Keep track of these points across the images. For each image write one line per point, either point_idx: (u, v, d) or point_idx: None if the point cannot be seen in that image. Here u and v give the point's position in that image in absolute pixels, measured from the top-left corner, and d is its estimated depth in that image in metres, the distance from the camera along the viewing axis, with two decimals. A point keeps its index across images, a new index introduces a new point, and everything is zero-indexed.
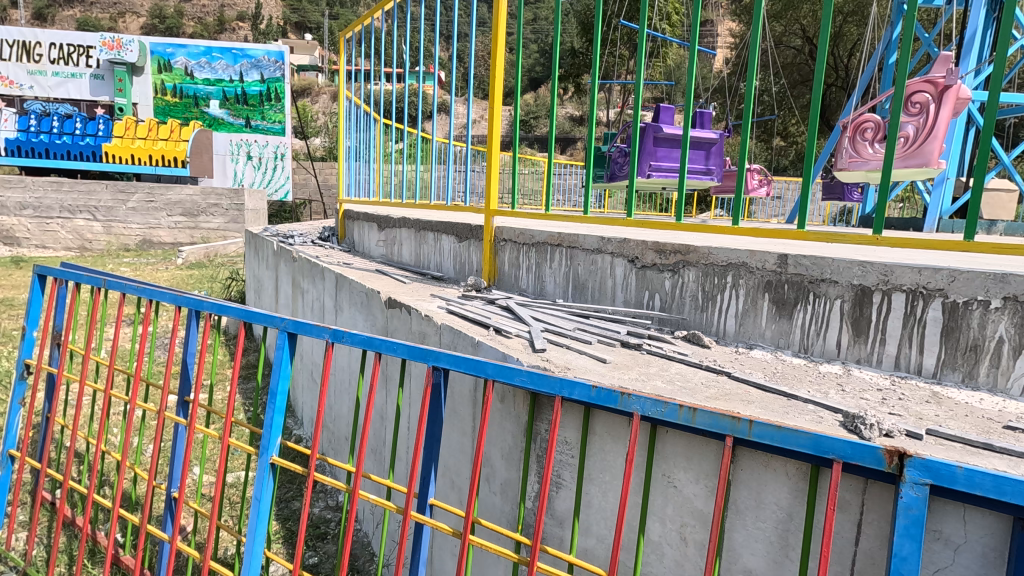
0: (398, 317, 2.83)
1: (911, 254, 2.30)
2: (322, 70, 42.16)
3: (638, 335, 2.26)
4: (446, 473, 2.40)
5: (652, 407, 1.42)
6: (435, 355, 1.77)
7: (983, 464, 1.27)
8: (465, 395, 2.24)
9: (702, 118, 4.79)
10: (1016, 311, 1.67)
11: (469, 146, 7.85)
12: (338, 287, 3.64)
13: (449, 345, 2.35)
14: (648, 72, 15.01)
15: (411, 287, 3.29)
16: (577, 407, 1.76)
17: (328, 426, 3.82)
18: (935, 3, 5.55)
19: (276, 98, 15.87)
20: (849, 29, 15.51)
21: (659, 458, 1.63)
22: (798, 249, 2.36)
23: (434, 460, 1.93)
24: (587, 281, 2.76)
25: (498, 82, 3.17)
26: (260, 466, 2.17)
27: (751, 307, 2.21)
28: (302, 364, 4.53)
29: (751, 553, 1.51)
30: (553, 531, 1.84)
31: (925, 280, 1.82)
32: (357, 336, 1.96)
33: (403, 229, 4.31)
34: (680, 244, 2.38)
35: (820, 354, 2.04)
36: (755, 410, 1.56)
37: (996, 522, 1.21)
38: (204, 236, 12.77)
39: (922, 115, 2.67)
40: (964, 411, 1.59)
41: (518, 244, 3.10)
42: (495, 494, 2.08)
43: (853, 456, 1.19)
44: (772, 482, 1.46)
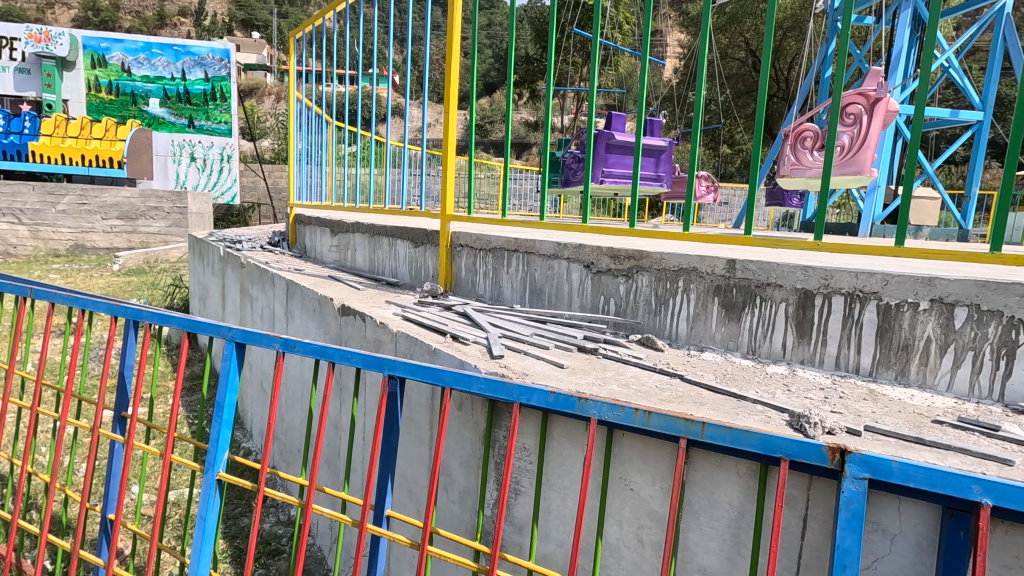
0: (352, 325, 2.77)
1: (849, 260, 2.41)
2: (271, 70, 41.17)
3: (594, 339, 2.29)
4: (402, 482, 2.36)
5: (608, 411, 1.45)
6: (391, 363, 1.74)
7: (915, 457, 1.34)
8: (422, 403, 2.21)
9: (652, 125, 4.88)
10: (942, 313, 1.79)
11: (424, 150, 7.59)
12: (289, 294, 3.52)
13: (406, 353, 2.32)
14: (600, 80, 15.31)
15: (365, 293, 3.21)
16: (535, 414, 1.76)
17: (279, 438, 3.70)
18: (865, 22, 5.85)
19: (221, 97, 15.24)
20: (789, 43, 16.32)
21: (616, 461, 1.66)
22: (747, 254, 2.44)
23: (390, 471, 1.90)
24: (544, 286, 2.78)
25: (453, 88, 3.15)
26: (205, 483, 2.07)
27: (702, 310, 2.27)
28: (251, 375, 4.37)
29: (706, 552, 1.55)
30: (512, 538, 1.83)
31: (861, 283, 1.92)
32: (310, 345, 1.90)
33: (356, 233, 4.21)
34: (634, 250, 2.43)
35: (767, 355, 2.12)
36: (707, 411, 1.60)
37: (928, 512, 1.28)
38: (143, 241, 12.10)
39: (856, 125, 2.84)
40: (898, 407, 1.68)
41: (475, 249, 3.08)
42: (455, 502, 2.05)
43: (798, 454, 1.25)
44: (724, 482, 1.51)
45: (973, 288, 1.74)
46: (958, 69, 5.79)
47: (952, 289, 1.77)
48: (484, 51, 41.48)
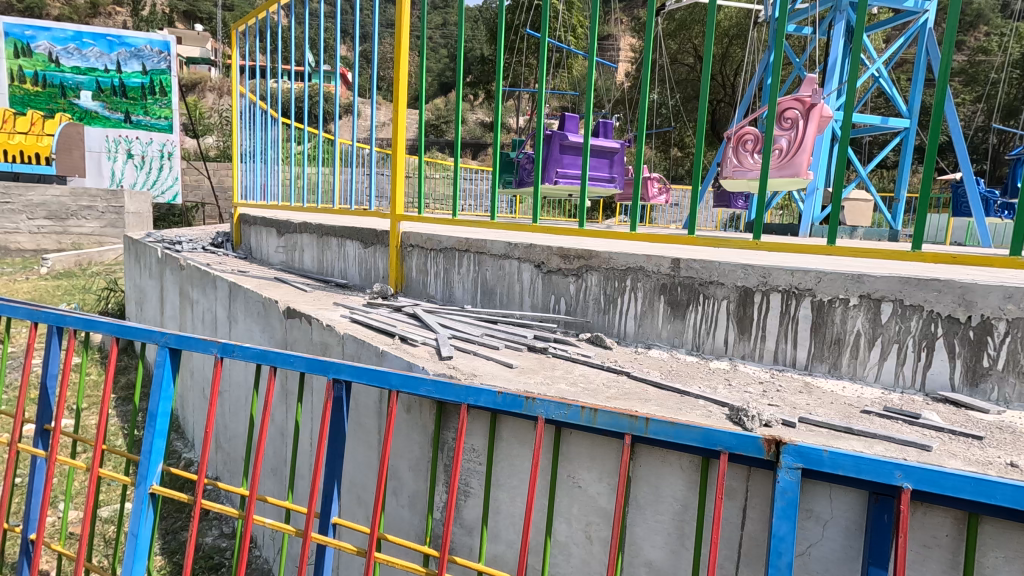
0: (297, 328, 2.68)
1: (786, 258, 2.50)
2: (216, 64, 39.50)
3: (544, 338, 2.30)
4: (349, 488, 2.30)
5: (556, 409, 1.46)
6: (336, 367, 1.70)
7: (845, 446, 1.41)
8: (370, 407, 2.16)
9: (604, 128, 4.96)
10: (870, 308, 1.89)
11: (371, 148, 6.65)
12: (231, 297, 3.38)
13: (353, 356, 2.27)
14: (554, 82, 15.48)
15: (313, 295, 3.13)
16: (484, 415, 1.75)
17: (222, 447, 3.55)
18: (803, 32, 6.13)
19: (161, 91, 14.34)
20: (734, 51, 16.91)
21: (564, 460, 1.67)
22: (692, 253, 2.51)
23: (337, 477, 1.85)
24: (495, 286, 2.77)
25: (403, 87, 3.10)
26: (138, 497, 1.96)
27: (649, 309, 2.31)
28: (191, 381, 4.17)
29: (652, 546, 1.58)
30: (462, 541, 1.81)
31: (797, 281, 2.00)
32: (250, 349, 1.83)
33: (304, 234, 4.09)
34: (583, 250, 2.46)
35: (710, 351, 2.18)
36: (652, 407, 1.63)
37: (857, 498, 1.35)
38: (74, 242, 11.37)
39: (793, 129, 2.97)
40: (831, 398, 1.76)
41: (425, 249, 3.05)
42: (404, 507, 2.01)
43: (737, 446, 1.29)
44: (668, 476, 1.54)
45: (896, 284, 1.84)
46: (887, 79, 6.13)
47: (879, 285, 1.87)
48: (439, 51, 41.18)
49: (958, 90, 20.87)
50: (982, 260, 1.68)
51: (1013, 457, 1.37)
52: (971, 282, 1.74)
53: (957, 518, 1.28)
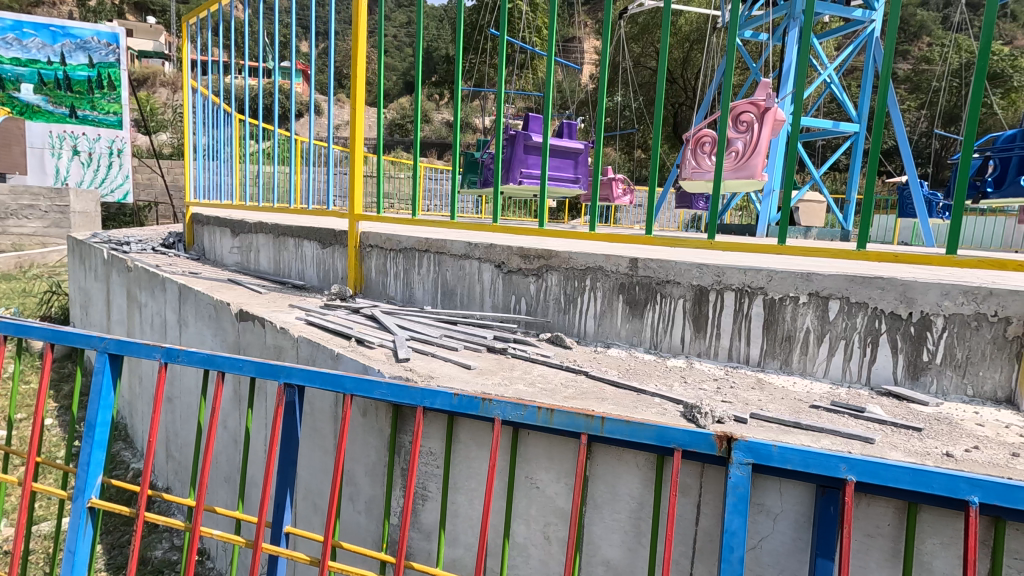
0: (250, 332, 2.59)
1: (741, 258, 2.55)
2: (170, 58, 38.13)
3: (504, 339, 2.29)
4: (303, 495, 2.23)
5: (512, 410, 1.46)
6: (287, 370, 1.65)
7: (793, 440, 1.44)
8: (325, 412, 2.11)
9: (569, 129, 4.99)
10: (818, 306, 1.94)
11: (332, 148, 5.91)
12: (181, 299, 3.26)
13: (307, 359, 2.21)
14: (519, 83, 15.52)
15: (268, 297, 3.04)
16: (441, 417, 1.73)
17: (173, 456, 3.41)
18: (760, 37, 6.27)
19: (110, 86, 13.24)
20: (694, 55, 17.37)
21: (522, 461, 1.66)
22: (650, 253, 2.54)
23: (289, 484, 1.79)
24: (456, 287, 2.74)
25: (360, 83, 3.03)
26: (75, 512, 1.86)
27: (608, 308, 2.33)
28: (140, 388, 4.00)
29: (609, 545, 1.58)
30: (420, 545, 1.78)
31: (749, 280, 2.04)
32: (196, 354, 1.76)
33: (259, 234, 3.97)
34: (543, 250, 2.45)
35: (668, 349, 2.21)
36: (609, 406, 1.63)
37: (805, 491, 1.38)
38: (15, 243, 10.78)
39: (749, 132, 3.05)
40: (781, 394, 1.80)
41: (385, 250, 2.99)
42: (360, 512, 1.96)
43: (690, 443, 1.31)
44: (625, 474, 1.55)
45: (843, 282, 1.90)
46: (839, 85, 6.31)
47: (826, 284, 1.92)
48: (404, 49, 40.77)
49: (903, 97, 21.95)
50: (921, 259, 1.75)
51: (949, 447, 1.43)
52: (911, 280, 1.82)
53: (898, 508, 1.32)
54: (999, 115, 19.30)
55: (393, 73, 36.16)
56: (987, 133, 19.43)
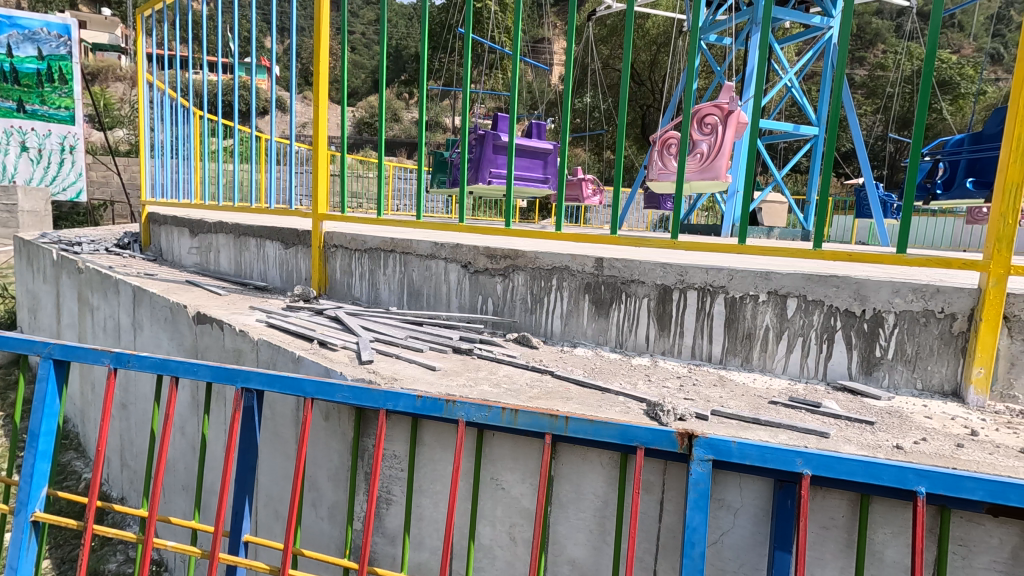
0: (208, 335, 2.51)
1: (703, 257, 2.59)
2: (127, 51, 36.79)
3: (470, 339, 2.27)
4: (265, 503, 2.17)
5: (476, 412, 1.45)
6: (244, 375, 1.61)
7: (752, 436, 1.47)
8: (287, 416, 2.05)
9: (539, 130, 5.00)
10: (777, 304, 1.99)
11: (295, 144, 5.46)
12: (135, 302, 3.13)
13: (267, 363, 2.15)
14: (489, 83, 15.53)
15: (227, 299, 2.95)
16: (405, 419, 1.71)
17: (127, 465, 3.28)
18: (724, 42, 6.36)
19: (60, 79, 11.65)
20: (662, 58, 17.69)
21: (487, 462, 1.64)
22: (615, 252, 2.56)
23: (248, 491, 1.74)
24: (422, 287, 2.71)
25: (323, 80, 2.96)
26: (18, 526, 1.77)
27: (574, 308, 2.33)
28: (92, 395, 3.83)
29: (575, 544, 1.59)
30: (384, 550, 1.75)
31: (711, 278, 2.08)
32: (148, 359, 1.69)
33: (219, 234, 3.85)
34: (509, 249, 2.45)
35: (633, 348, 2.23)
36: (573, 406, 1.63)
37: (763, 485, 1.41)
38: None
39: (714, 134, 3.11)
40: (742, 391, 1.84)
41: (350, 250, 2.94)
42: (323, 519, 1.91)
43: (652, 441, 1.33)
44: (589, 473, 1.55)
45: (801, 280, 1.95)
46: (800, 90, 6.45)
47: (784, 282, 1.97)
48: (373, 47, 40.29)
49: (860, 102, 22.79)
50: (874, 258, 1.80)
51: (899, 440, 1.48)
52: (864, 278, 1.88)
53: (851, 500, 1.36)
54: (948, 121, 20.20)
55: (362, 70, 35.70)
56: (938, 138, 20.30)
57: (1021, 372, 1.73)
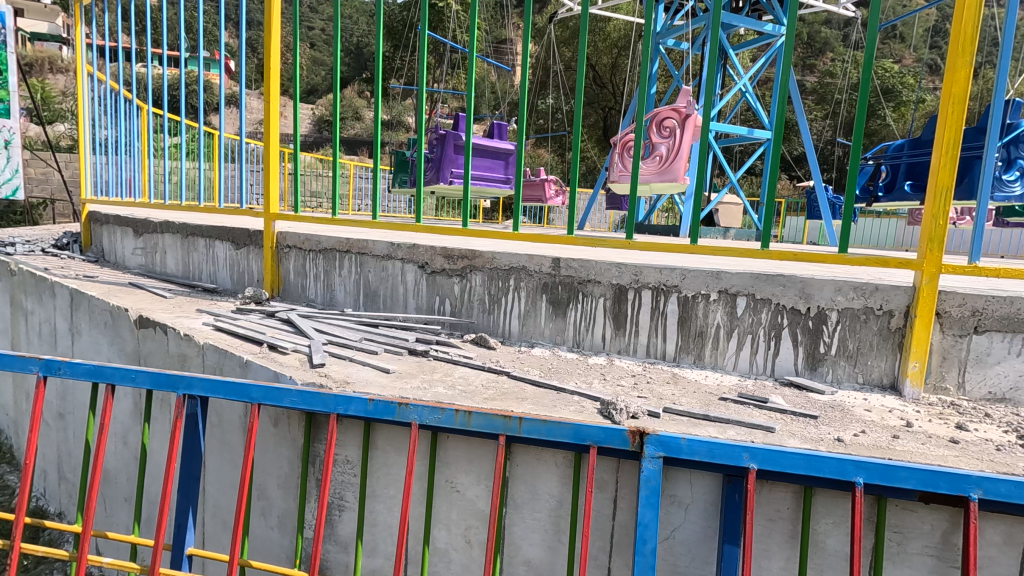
0: (151, 339, 2.40)
1: (658, 257, 2.64)
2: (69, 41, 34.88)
3: (426, 341, 2.24)
4: (211, 513, 2.08)
5: (429, 414, 1.43)
6: (186, 381, 1.54)
7: (701, 432, 1.50)
8: (234, 423, 1.98)
9: (500, 130, 4.98)
10: (727, 302, 2.04)
11: (245, 141, 4.97)
12: (72, 306, 2.97)
13: (214, 368, 2.07)
14: (452, 83, 15.46)
15: (173, 301, 2.83)
16: (357, 424, 1.67)
17: (65, 478, 3.11)
18: (681, 46, 6.45)
19: None
20: (622, 61, 18.04)
21: (442, 465, 1.62)
22: (572, 252, 2.57)
23: (191, 502, 1.67)
24: (378, 288, 2.67)
25: (275, 78, 2.88)
26: None
27: (532, 308, 2.33)
28: (25, 405, 3.61)
29: (530, 544, 1.58)
30: (337, 558, 1.70)
31: (665, 278, 2.11)
32: (81, 366, 1.60)
33: (165, 234, 3.68)
34: (466, 250, 2.43)
35: (590, 347, 2.25)
36: (528, 406, 1.63)
37: (712, 481, 1.44)
38: None
39: (672, 137, 3.17)
40: (694, 388, 1.88)
41: (303, 250, 2.86)
42: (272, 528, 1.85)
43: (605, 440, 1.34)
44: (544, 473, 1.55)
45: (749, 280, 2.00)
46: (754, 95, 6.62)
47: (734, 282, 2.02)
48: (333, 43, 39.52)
49: (810, 108, 23.72)
50: (818, 258, 1.87)
51: (840, 432, 1.53)
52: (809, 277, 1.94)
53: (795, 492, 1.40)
54: (892, 127, 21.23)
55: (322, 67, 34.94)
56: (882, 143, 21.31)
57: (953, 365, 1.82)
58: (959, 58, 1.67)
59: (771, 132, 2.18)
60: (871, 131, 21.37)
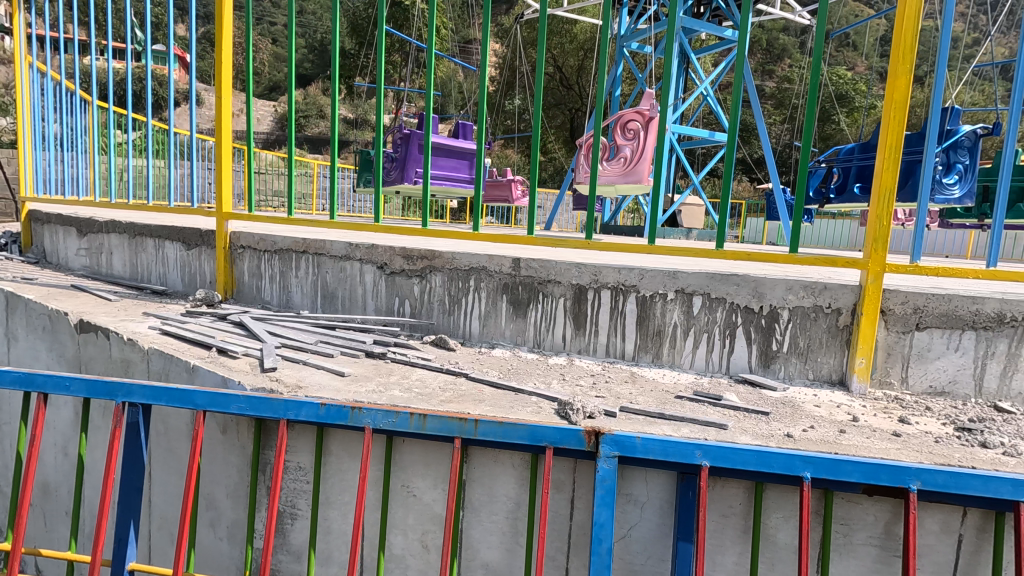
0: (92, 344, 2.29)
1: (619, 257, 2.66)
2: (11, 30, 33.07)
3: (384, 343, 2.20)
4: (156, 525, 1.99)
5: (383, 418, 1.40)
6: (125, 389, 1.47)
7: (656, 431, 1.51)
8: (180, 431, 1.90)
9: (465, 130, 4.95)
10: (684, 302, 2.06)
11: (195, 136, 4.45)
12: (8, 310, 2.80)
13: (160, 374, 1.99)
14: (419, 82, 15.34)
15: (119, 304, 2.71)
16: (309, 429, 1.62)
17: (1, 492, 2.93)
18: (645, 50, 6.51)
19: None
20: (589, 64, 18.27)
21: (398, 469, 1.59)
22: (533, 252, 2.57)
23: (133, 514, 1.59)
24: (336, 289, 2.61)
25: (227, 71, 2.77)
26: None
27: (492, 308, 2.32)
28: None
29: (488, 548, 1.57)
30: (290, 568, 1.65)
31: (624, 278, 2.12)
32: (10, 374, 1.51)
33: (112, 234, 3.52)
34: (426, 250, 2.40)
35: (550, 347, 2.25)
36: (485, 407, 1.61)
37: (667, 479, 1.46)
38: None
39: (636, 139, 3.20)
40: (652, 387, 1.89)
41: (258, 251, 2.78)
42: (222, 539, 1.78)
43: (561, 440, 1.34)
44: (501, 475, 1.54)
45: (705, 279, 2.04)
46: (714, 99, 6.75)
47: (690, 281, 2.05)
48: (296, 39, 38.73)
49: (770, 112, 24.48)
50: (769, 258, 1.91)
51: (790, 428, 1.57)
52: (761, 277, 1.99)
53: (747, 488, 1.43)
54: (846, 131, 22.10)
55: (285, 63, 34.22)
56: (836, 147, 22.14)
57: (897, 361, 1.89)
58: (900, 66, 1.73)
59: (726, 134, 2.22)
60: (826, 135, 22.20)
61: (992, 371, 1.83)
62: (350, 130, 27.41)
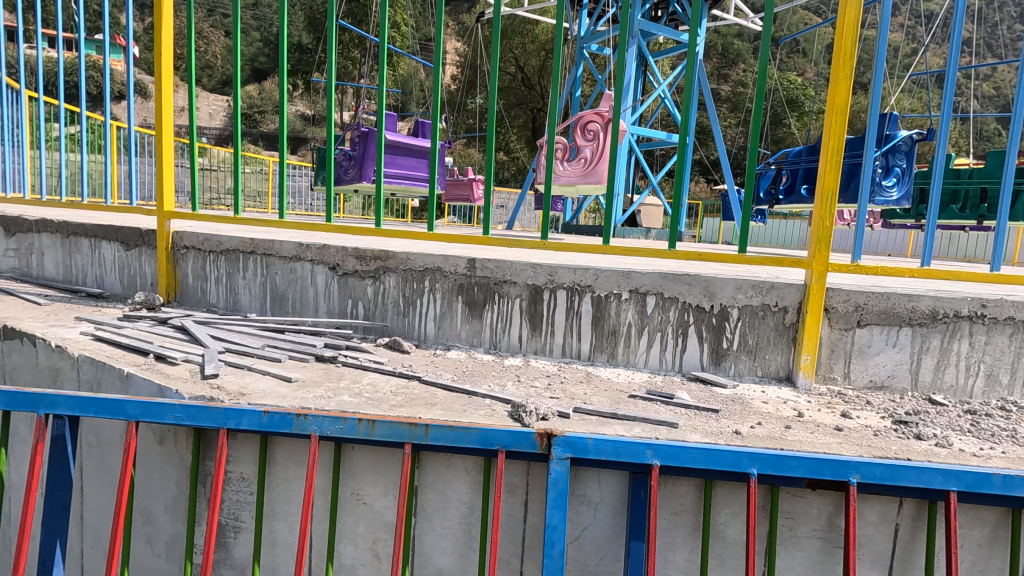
0: (17, 353, 2.14)
1: (576, 256, 2.66)
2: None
3: (335, 347, 2.14)
4: (89, 544, 1.87)
5: (330, 425, 1.35)
6: (49, 400, 1.38)
7: (608, 431, 1.51)
8: (114, 442, 1.79)
9: (424, 129, 4.89)
10: (638, 301, 2.08)
11: (135, 129, 4.20)
12: None
13: (91, 383, 1.87)
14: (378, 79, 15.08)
15: (49, 309, 2.54)
16: (253, 438, 1.55)
17: None
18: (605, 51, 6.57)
19: None
20: (550, 64, 18.37)
21: (347, 477, 1.54)
22: (489, 253, 2.55)
23: (59, 533, 1.49)
24: (286, 291, 2.52)
25: (166, 60, 2.62)
26: None
27: (448, 309, 2.28)
28: None
29: (441, 554, 1.54)
30: None
31: (579, 278, 2.12)
32: None
33: (42, 234, 3.30)
34: (379, 251, 2.34)
35: (507, 348, 2.23)
36: (437, 411, 1.58)
37: (619, 478, 1.46)
38: None
39: (596, 140, 3.21)
40: (607, 387, 1.90)
41: (203, 251, 2.66)
42: (160, 555, 1.69)
43: (513, 444, 1.32)
44: (454, 480, 1.51)
45: (658, 279, 2.06)
46: (672, 102, 6.87)
47: (644, 281, 2.06)
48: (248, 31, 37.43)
49: (725, 114, 25.19)
50: (720, 257, 1.94)
51: (738, 425, 1.60)
52: (712, 277, 2.02)
53: (697, 485, 1.44)
54: (795, 135, 22.99)
55: None
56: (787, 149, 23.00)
57: (839, 357, 1.95)
58: (841, 71, 1.79)
59: (679, 136, 2.25)
60: (778, 138, 23.04)
61: (926, 365, 1.92)
62: (307, 126, 26.74)
